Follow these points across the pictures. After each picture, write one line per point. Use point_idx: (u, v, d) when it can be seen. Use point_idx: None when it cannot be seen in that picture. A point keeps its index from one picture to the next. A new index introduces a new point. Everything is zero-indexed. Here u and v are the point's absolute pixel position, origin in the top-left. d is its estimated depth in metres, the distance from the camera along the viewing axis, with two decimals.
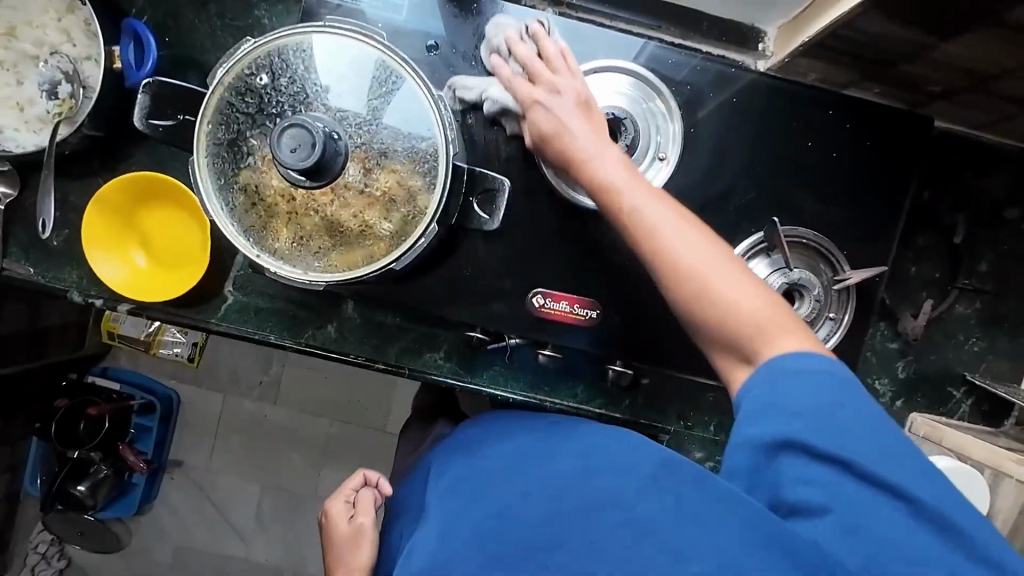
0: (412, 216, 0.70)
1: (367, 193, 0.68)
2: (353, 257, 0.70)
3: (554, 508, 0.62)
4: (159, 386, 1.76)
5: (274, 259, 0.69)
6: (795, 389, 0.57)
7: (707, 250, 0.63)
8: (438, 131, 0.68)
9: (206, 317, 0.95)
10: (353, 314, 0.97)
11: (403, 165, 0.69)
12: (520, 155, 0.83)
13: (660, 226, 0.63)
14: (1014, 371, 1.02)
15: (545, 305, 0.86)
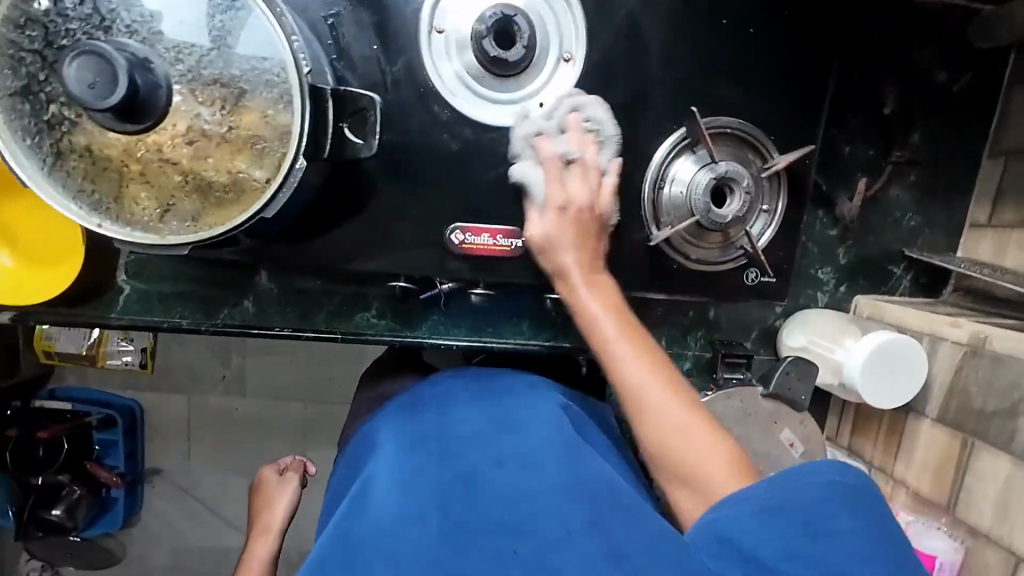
0: (276, 146, 0.60)
1: (219, 136, 0.59)
2: (223, 208, 0.61)
3: (519, 504, 0.55)
4: (121, 401, 1.66)
5: (128, 222, 0.60)
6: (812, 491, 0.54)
7: (676, 408, 0.62)
8: (275, 35, 0.57)
9: (105, 312, 0.86)
10: (269, 285, 0.89)
11: (253, 99, 0.59)
12: (408, 76, 0.73)
13: (640, 382, 0.63)
14: (949, 242, 1.03)
15: (465, 241, 0.78)
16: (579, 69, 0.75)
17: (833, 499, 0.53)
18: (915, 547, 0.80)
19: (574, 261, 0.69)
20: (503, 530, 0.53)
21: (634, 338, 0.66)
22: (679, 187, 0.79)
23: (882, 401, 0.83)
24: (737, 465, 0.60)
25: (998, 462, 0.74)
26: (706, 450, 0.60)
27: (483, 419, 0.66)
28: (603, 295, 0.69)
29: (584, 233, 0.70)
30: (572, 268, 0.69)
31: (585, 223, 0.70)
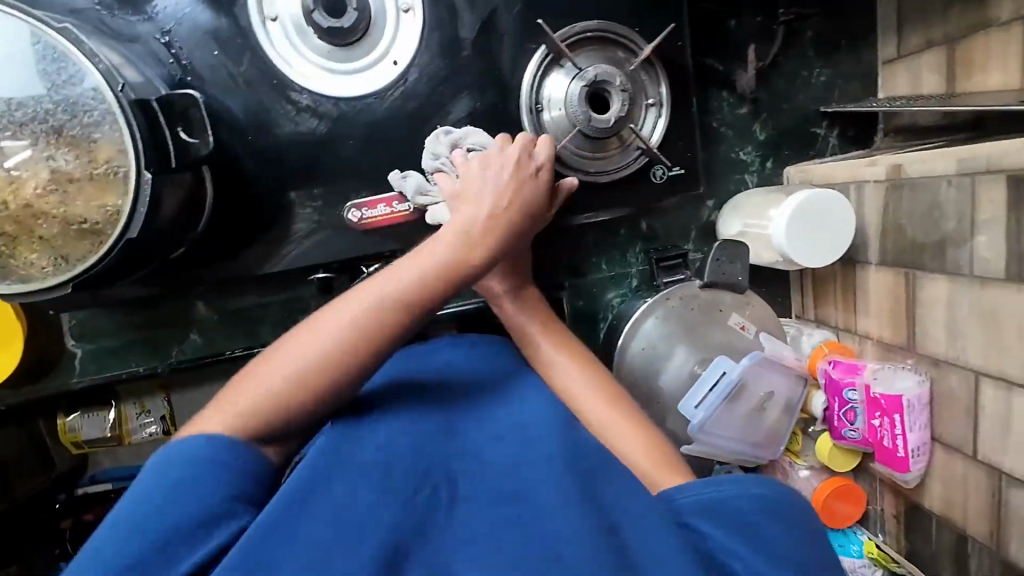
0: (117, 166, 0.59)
1: (63, 172, 0.59)
2: (91, 242, 0.61)
3: (520, 469, 0.55)
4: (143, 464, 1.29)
5: (16, 278, 0.62)
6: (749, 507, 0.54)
7: (603, 403, 0.72)
8: (76, 57, 0.57)
9: (65, 379, 0.90)
10: (208, 313, 0.91)
11: (81, 127, 0.59)
12: (256, 73, 0.73)
13: (578, 393, 0.74)
14: (866, 87, 0.99)
15: (364, 216, 0.78)
16: (420, 17, 0.74)
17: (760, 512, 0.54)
18: (884, 392, 0.78)
19: (500, 286, 0.81)
20: (513, 493, 0.52)
21: (573, 357, 0.77)
22: (557, 106, 0.78)
23: (816, 259, 0.81)
24: (660, 460, 0.65)
25: (940, 285, 0.72)
26: (625, 441, 0.68)
27: (481, 403, 0.66)
28: (529, 307, 0.81)
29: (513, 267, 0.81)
30: (501, 290, 0.81)
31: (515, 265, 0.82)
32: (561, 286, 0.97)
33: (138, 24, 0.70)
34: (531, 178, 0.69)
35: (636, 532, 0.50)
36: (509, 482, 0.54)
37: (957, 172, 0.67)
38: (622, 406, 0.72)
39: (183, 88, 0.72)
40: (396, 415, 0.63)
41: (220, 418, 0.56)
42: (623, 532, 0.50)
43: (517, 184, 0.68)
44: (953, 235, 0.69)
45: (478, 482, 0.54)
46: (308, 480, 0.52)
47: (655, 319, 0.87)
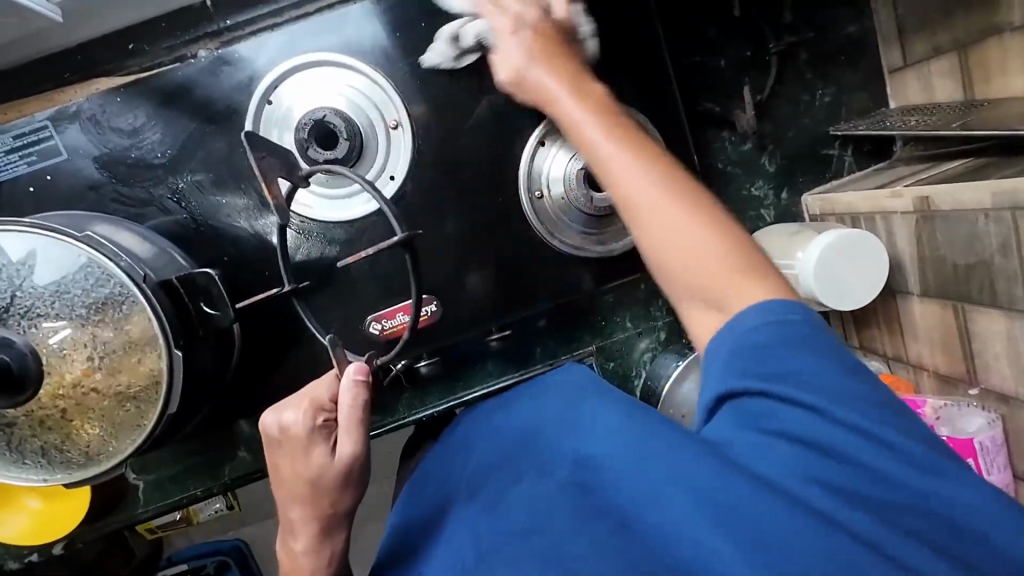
0: (143, 350, 0.60)
1: (97, 368, 0.60)
2: (131, 423, 0.62)
3: (535, 493, 0.56)
4: (223, 542, 1.34)
5: (69, 474, 0.63)
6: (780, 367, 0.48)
7: (688, 223, 0.55)
8: (91, 257, 0.58)
9: (131, 511, 0.94)
10: (252, 431, 0.93)
11: (108, 324, 0.59)
12: (265, 212, 0.76)
13: (633, 196, 0.58)
14: (875, 97, 0.94)
15: (383, 328, 0.80)
16: (410, 130, 0.77)
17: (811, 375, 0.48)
18: (952, 436, 0.71)
19: (597, 131, 0.61)
20: (538, 518, 0.54)
21: (642, 154, 0.59)
22: (558, 189, 0.79)
23: (854, 299, 0.77)
24: (732, 269, 0.54)
25: (994, 319, 0.67)
26: (699, 247, 0.55)
27: (514, 446, 0.68)
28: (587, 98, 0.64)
29: (550, 44, 0.68)
30: (594, 136, 0.61)
31: (548, 38, 0.68)
32: (590, 351, 0.91)
33: (150, 187, 0.74)
34: (307, 456, 0.61)
35: (663, 526, 0.48)
36: (531, 515, 0.54)
37: (993, 205, 0.63)
38: (689, 195, 0.57)
39: (200, 236, 0.76)
40: (439, 512, 0.68)
41: None
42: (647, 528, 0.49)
43: (289, 500, 0.61)
44: (1000, 268, 0.64)
45: (498, 524, 0.56)
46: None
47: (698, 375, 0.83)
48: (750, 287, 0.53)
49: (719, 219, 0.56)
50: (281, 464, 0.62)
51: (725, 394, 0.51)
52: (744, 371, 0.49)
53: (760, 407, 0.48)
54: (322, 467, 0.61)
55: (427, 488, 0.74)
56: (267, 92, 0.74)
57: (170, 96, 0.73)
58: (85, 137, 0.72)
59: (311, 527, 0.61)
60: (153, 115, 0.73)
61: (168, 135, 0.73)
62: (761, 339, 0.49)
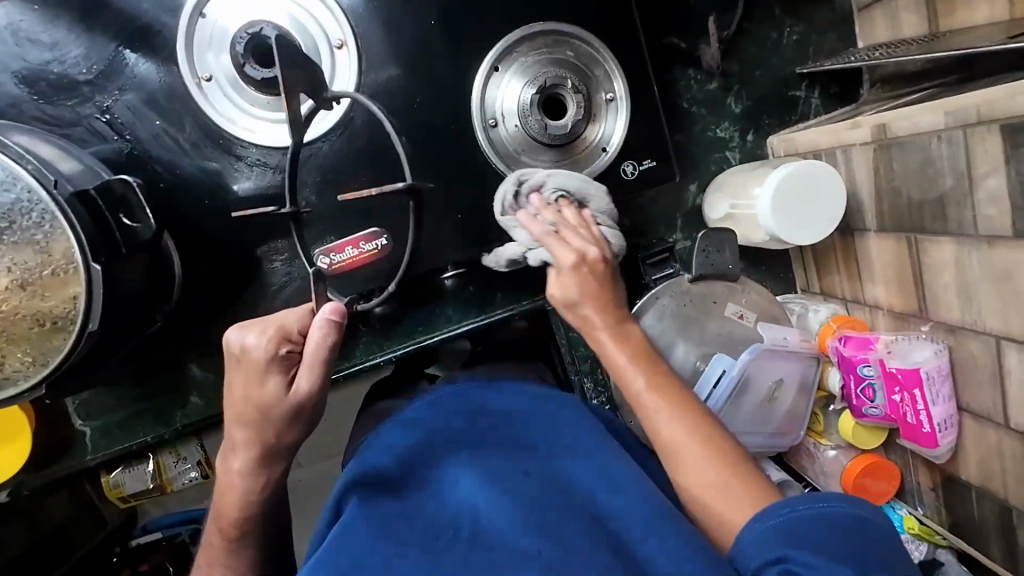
0: (57, 265, 0.56)
1: (12, 284, 0.56)
2: (51, 342, 0.59)
3: (545, 505, 0.51)
4: (199, 510, 1.29)
5: None
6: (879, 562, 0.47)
7: (702, 459, 0.59)
8: None
9: (79, 458, 0.91)
10: (203, 376, 0.91)
11: (17, 234, 0.55)
12: (203, 136, 0.72)
13: (679, 453, 0.60)
14: (844, 38, 0.92)
15: (333, 262, 0.76)
16: (356, 51, 0.73)
17: (880, 549, 0.48)
18: (901, 367, 0.71)
19: (598, 316, 0.69)
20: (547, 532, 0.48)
21: (639, 364, 0.66)
22: (512, 119, 0.76)
23: (811, 232, 0.76)
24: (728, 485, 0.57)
25: (945, 247, 0.67)
26: (695, 463, 0.59)
27: (526, 441, 0.59)
28: (628, 343, 0.68)
29: (593, 289, 0.70)
30: (594, 320, 0.69)
31: (604, 280, 0.71)
32: (551, 296, 0.89)
33: (76, 106, 0.69)
34: (257, 386, 0.54)
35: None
36: (544, 527, 0.48)
37: (946, 125, 0.62)
38: (728, 450, 0.59)
39: (133, 162, 0.72)
40: (432, 463, 0.57)
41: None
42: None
43: (235, 420, 0.56)
44: (952, 194, 0.63)
45: (506, 524, 0.49)
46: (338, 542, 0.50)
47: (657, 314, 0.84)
48: (739, 504, 0.55)
49: (728, 447, 0.59)
50: (235, 385, 0.56)
51: (777, 560, 0.48)
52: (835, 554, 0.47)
53: (809, 563, 0.46)
54: (274, 401, 0.54)
55: (416, 429, 0.61)
56: (198, 3, 0.69)
57: (94, 6, 0.68)
58: (0, 48, 0.67)
59: (251, 454, 0.57)
60: (77, 27, 0.68)
61: (91, 49, 0.68)
62: (835, 527, 0.49)
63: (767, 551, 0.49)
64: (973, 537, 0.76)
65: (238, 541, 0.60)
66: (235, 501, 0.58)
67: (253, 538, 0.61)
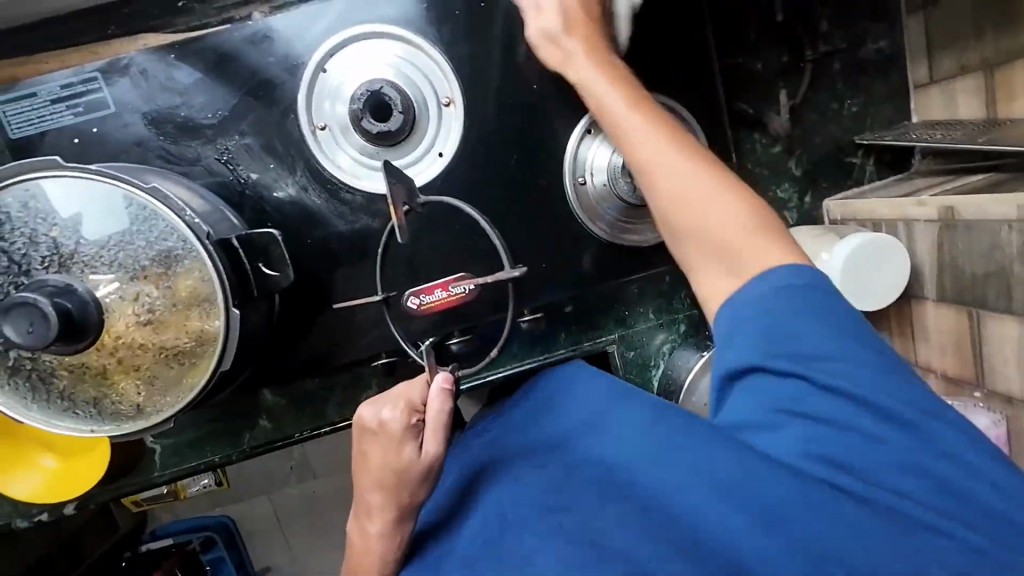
0: (200, 308, 0.60)
1: (159, 324, 0.61)
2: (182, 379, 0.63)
3: (550, 480, 0.57)
4: (211, 518, 1.31)
5: (117, 426, 0.63)
6: (779, 299, 0.53)
7: (716, 201, 0.61)
8: (155, 212, 0.58)
9: (147, 474, 0.94)
10: (274, 400, 0.93)
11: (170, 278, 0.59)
12: (311, 178, 0.77)
13: (700, 227, 0.61)
14: (899, 111, 0.98)
15: (422, 302, 0.79)
16: (462, 108, 0.78)
17: (788, 296, 0.53)
18: None
19: (650, 143, 0.64)
20: (562, 495, 0.54)
21: (708, 166, 0.63)
22: (602, 178, 0.81)
23: (875, 299, 0.81)
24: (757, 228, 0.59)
25: (1007, 324, 0.71)
26: (726, 206, 0.61)
27: (524, 452, 0.67)
28: (676, 139, 0.65)
29: (621, 76, 0.69)
30: (646, 151, 0.65)
31: (627, 79, 0.70)
32: (613, 339, 0.93)
33: (198, 147, 0.73)
34: (397, 451, 0.64)
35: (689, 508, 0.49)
36: (559, 497, 0.53)
37: (1017, 217, 0.66)
38: (746, 197, 0.61)
39: (244, 200, 0.76)
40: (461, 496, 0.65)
41: None
42: (669, 509, 0.49)
43: (372, 483, 0.64)
44: (1019, 277, 0.68)
45: (526, 503, 0.54)
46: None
47: None
48: (774, 250, 0.57)
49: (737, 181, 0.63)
50: (370, 454, 0.66)
51: (735, 425, 0.53)
52: (778, 375, 0.51)
53: (780, 392, 0.51)
54: (409, 463, 0.64)
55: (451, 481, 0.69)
56: (321, 58, 0.74)
57: (225, 56, 0.72)
58: (133, 90, 0.71)
59: (387, 515, 0.63)
60: (206, 74, 0.73)
61: (219, 95, 0.73)
62: (756, 312, 0.53)
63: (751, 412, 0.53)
64: None
65: None
66: (373, 564, 0.63)
67: None
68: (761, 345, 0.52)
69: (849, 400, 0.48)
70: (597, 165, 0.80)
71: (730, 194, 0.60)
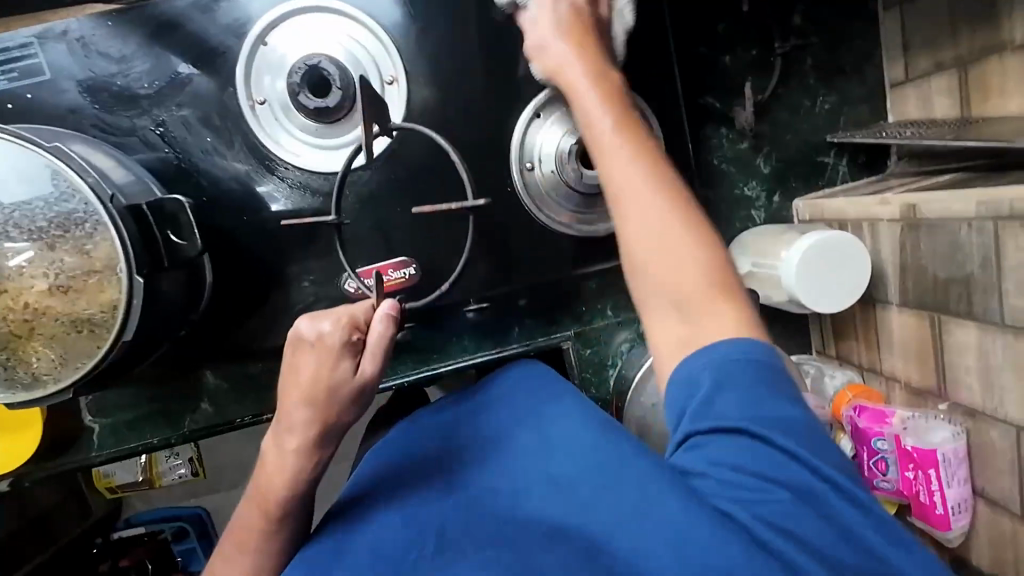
0: (98, 274, 0.58)
1: (55, 288, 0.58)
2: (81, 348, 0.60)
3: (492, 510, 0.53)
4: (184, 509, 1.25)
5: (13, 394, 0.61)
6: (760, 425, 0.45)
7: (659, 269, 0.55)
8: (56, 172, 0.56)
9: (84, 454, 0.91)
10: (217, 382, 0.90)
11: (68, 241, 0.57)
12: (249, 153, 0.75)
13: (643, 279, 0.56)
14: (875, 111, 0.94)
15: (360, 286, 0.78)
16: (405, 87, 0.76)
17: (803, 440, 0.45)
18: (916, 446, 0.71)
19: (608, 136, 0.62)
20: (495, 531, 0.49)
21: (670, 195, 0.58)
22: (549, 164, 0.78)
23: (833, 301, 0.77)
24: (757, 375, 0.49)
25: (969, 331, 0.67)
26: (681, 275, 0.54)
27: (481, 452, 0.62)
28: (630, 164, 0.59)
29: (625, 125, 0.62)
30: (606, 142, 0.62)
31: (628, 113, 0.63)
32: (568, 335, 0.89)
33: (133, 117, 0.72)
34: (330, 366, 0.60)
35: (628, 537, 0.44)
36: (493, 528, 0.50)
37: (976, 215, 0.63)
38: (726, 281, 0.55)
39: (180, 174, 0.74)
40: (403, 486, 0.60)
41: None
42: (603, 544, 0.45)
43: (297, 397, 0.59)
44: (979, 281, 0.64)
45: (463, 529, 0.51)
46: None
47: None
48: (721, 320, 0.52)
49: (701, 260, 0.55)
50: (301, 366, 0.60)
51: (705, 462, 0.46)
52: (749, 448, 0.45)
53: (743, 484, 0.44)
54: (343, 381, 0.60)
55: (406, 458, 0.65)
56: (261, 31, 0.72)
57: (164, 26, 0.71)
58: (70, 56, 0.70)
59: (311, 431, 0.60)
60: (144, 43, 0.71)
61: (157, 66, 0.72)
62: (769, 434, 0.45)
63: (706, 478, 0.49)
64: None
65: (277, 522, 0.61)
66: (284, 480, 0.60)
67: (292, 520, 0.62)
68: (760, 445, 0.45)
69: (826, 527, 0.42)
70: (545, 150, 0.78)
71: (698, 254, 0.55)
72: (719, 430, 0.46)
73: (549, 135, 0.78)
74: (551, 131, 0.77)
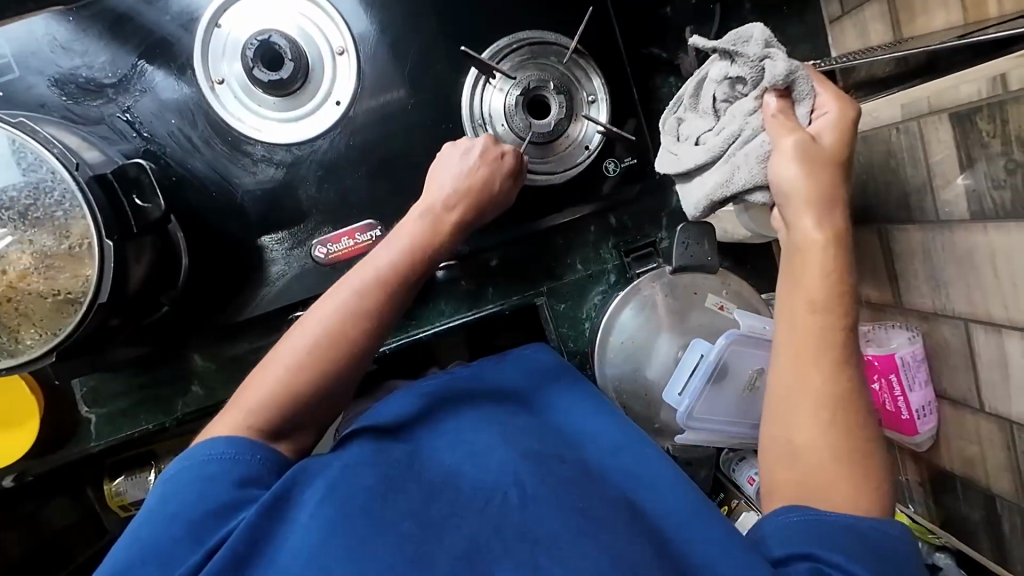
0: (67, 242, 0.61)
1: (28, 258, 0.61)
2: (57, 315, 0.63)
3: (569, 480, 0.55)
4: None
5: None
6: (854, 534, 0.50)
7: (802, 435, 0.55)
8: (22, 146, 0.60)
9: (84, 444, 0.93)
10: (205, 365, 0.90)
11: (37, 210, 0.60)
12: (214, 132, 0.79)
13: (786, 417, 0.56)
14: (817, 49, 0.97)
15: (329, 251, 0.81)
16: (355, 57, 0.80)
17: (883, 556, 0.49)
18: (876, 353, 0.73)
19: (793, 147, 0.59)
20: (583, 506, 0.52)
21: (823, 365, 0.56)
22: (498, 121, 0.81)
23: None
24: (847, 478, 0.53)
25: (913, 234, 0.69)
26: (798, 439, 0.55)
27: (552, 431, 0.65)
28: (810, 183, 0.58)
29: (824, 182, 0.58)
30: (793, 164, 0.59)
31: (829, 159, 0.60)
32: (540, 292, 0.92)
33: (100, 106, 0.76)
34: (499, 176, 0.75)
35: (710, 562, 0.50)
36: (579, 501, 0.52)
37: (903, 118, 0.66)
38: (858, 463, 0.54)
39: (149, 157, 0.78)
40: (461, 432, 0.62)
41: (240, 417, 0.58)
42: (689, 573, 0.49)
43: (437, 187, 0.72)
44: (913, 182, 0.67)
45: (548, 489, 0.53)
46: (161, 496, 0.54)
47: (642, 296, 0.86)
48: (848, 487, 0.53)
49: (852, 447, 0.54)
50: (458, 159, 0.74)
51: (804, 554, 0.49)
52: (835, 544, 0.49)
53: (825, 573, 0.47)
54: (480, 187, 0.73)
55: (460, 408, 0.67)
56: (214, 14, 0.76)
57: (123, 18, 0.75)
58: (37, 52, 0.74)
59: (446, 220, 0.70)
60: (105, 34, 0.75)
61: (117, 55, 0.76)
62: (853, 532, 0.50)
63: (778, 546, 0.51)
64: (961, 531, 0.76)
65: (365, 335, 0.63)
66: (400, 254, 0.66)
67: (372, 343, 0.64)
68: (849, 545, 0.49)
69: None
70: (493, 108, 0.81)
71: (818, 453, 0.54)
72: (829, 525, 0.51)
73: (495, 92, 0.81)
74: (496, 89, 0.81)
